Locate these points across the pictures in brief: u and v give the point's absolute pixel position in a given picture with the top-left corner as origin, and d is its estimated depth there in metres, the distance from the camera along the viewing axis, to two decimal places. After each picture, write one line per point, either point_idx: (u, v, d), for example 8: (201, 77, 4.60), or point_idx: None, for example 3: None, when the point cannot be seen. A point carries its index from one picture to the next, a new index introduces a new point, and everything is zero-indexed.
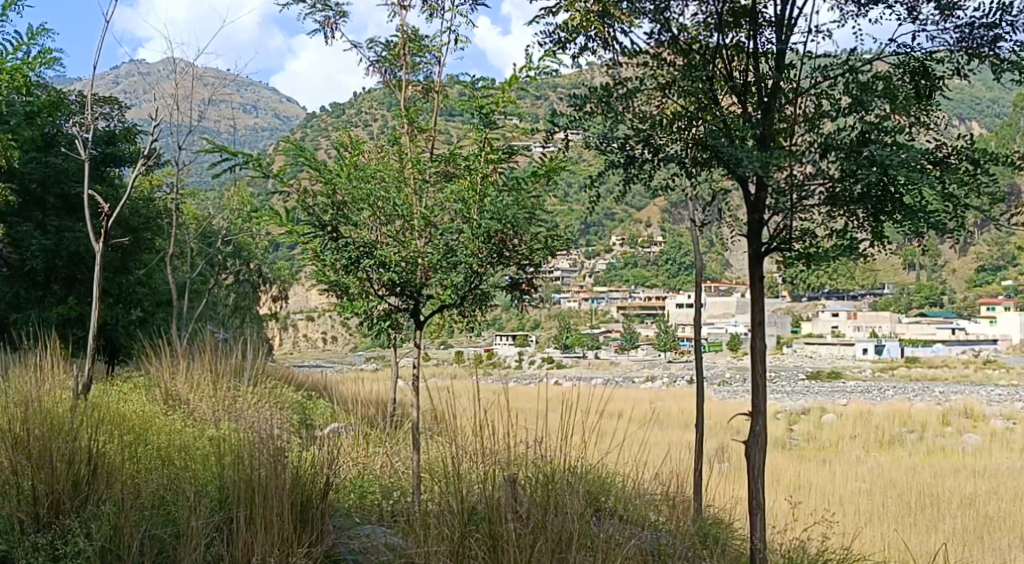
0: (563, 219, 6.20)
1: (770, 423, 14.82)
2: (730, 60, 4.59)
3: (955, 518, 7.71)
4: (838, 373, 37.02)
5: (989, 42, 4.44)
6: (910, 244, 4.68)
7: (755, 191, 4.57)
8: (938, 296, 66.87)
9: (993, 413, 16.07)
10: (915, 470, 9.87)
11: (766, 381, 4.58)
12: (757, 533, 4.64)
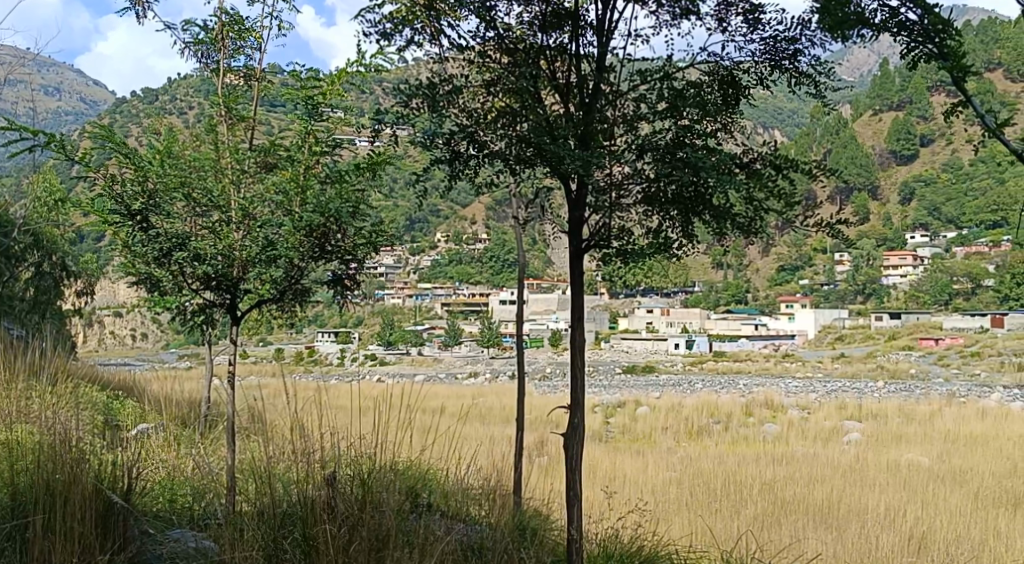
0: (386, 214, 6.13)
1: (587, 416, 15.15)
2: (554, 61, 4.71)
3: (755, 504, 8.13)
4: (651, 367, 38.49)
5: (790, 55, 4.74)
6: (717, 244, 4.93)
7: (576, 189, 4.69)
8: (744, 294, 70.68)
9: (790, 404, 17.07)
10: (719, 459, 10.35)
11: (584, 375, 4.68)
12: (574, 524, 4.74)
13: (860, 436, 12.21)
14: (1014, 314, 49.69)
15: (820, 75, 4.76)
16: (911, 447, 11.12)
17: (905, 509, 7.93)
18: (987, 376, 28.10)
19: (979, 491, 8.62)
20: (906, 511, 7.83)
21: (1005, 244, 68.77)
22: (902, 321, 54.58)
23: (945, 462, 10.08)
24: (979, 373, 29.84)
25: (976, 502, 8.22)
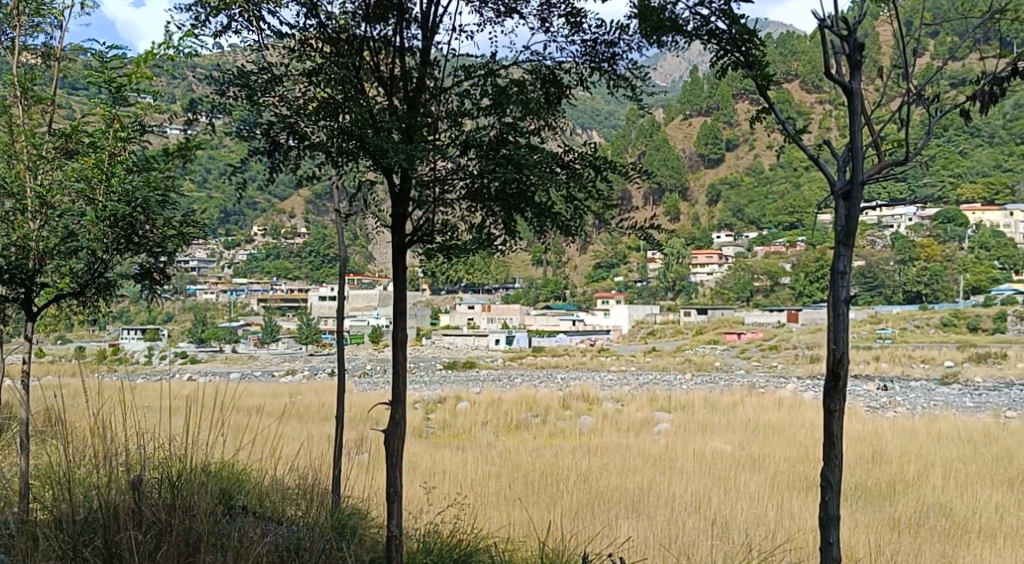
0: (199, 206, 5.88)
1: (408, 413, 15.11)
2: (377, 53, 4.65)
3: (571, 494, 8.32)
4: (471, 362, 38.82)
5: (608, 57, 4.85)
6: (538, 241, 5.02)
7: (399, 184, 4.64)
8: (561, 291, 72.38)
9: (605, 397, 17.59)
10: (536, 452, 10.54)
11: (405, 370, 4.64)
12: (393, 521, 4.70)
13: (668, 426, 12.71)
14: (807, 310, 53.12)
15: (637, 78, 4.87)
16: (715, 436, 11.66)
17: (709, 494, 8.30)
18: (783, 368, 29.92)
19: (777, 476, 9.13)
20: (711, 497, 8.20)
21: (800, 245, 73.42)
22: (708, 316, 57.35)
23: (746, 449, 10.62)
24: (777, 364, 31.76)
25: (773, 486, 8.70)
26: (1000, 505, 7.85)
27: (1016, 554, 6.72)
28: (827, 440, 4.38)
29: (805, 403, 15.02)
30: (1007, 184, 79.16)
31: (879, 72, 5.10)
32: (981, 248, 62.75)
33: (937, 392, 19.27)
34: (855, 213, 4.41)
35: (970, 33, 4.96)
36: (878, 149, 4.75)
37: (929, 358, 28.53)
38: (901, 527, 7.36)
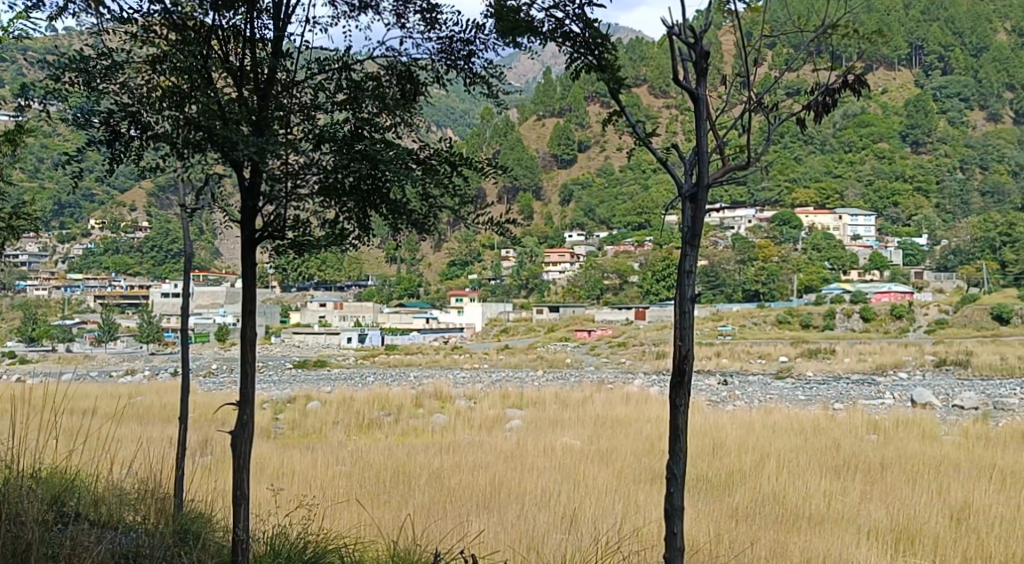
0: (29, 199, 5.56)
1: (255, 413, 14.71)
2: (226, 42, 4.49)
3: (424, 492, 8.28)
4: (323, 361, 38.19)
5: (464, 54, 4.84)
6: (391, 237, 4.98)
7: (249, 177, 4.50)
8: (415, 289, 72.16)
9: (459, 395, 17.57)
10: (388, 450, 10.45)
11: (254, 368, 4.51)
12: (240, 525, 4.55)
13: (520, 422, 12.83)
14: (654, 308, 54.64)
15: (492, 76, 4.89)
16: (564, 432, 11.84)
17: (559, 489, 8.40)
18: (632, 364, 30.78)
19: (624, 469, 9.35)
20: (561, 492, 8.29)
21: (647, 245, 75.46)
22: (560, 314, 58.27)
23: (595, 444, 10.83)
24: (627, 360, 32.63)
25: (622, 479, 8.90)
26: (828, 492, 8.27)
27: (838, 536, 7.10)
28: (673, 434, 4.51)
29: (651, 398, 15.45)
30: (838, 189, 83.68)
31: (719, 80, 5.30)
32: (814, 249, 66.17)
33: (773, 385, 20.18)
34: (701, 215, 4.55)
35: (801, 46, 5.22)
36: (723, 155, 4.90)
37: (767, 354, 29.83)
38: (740, 516, 7.68)
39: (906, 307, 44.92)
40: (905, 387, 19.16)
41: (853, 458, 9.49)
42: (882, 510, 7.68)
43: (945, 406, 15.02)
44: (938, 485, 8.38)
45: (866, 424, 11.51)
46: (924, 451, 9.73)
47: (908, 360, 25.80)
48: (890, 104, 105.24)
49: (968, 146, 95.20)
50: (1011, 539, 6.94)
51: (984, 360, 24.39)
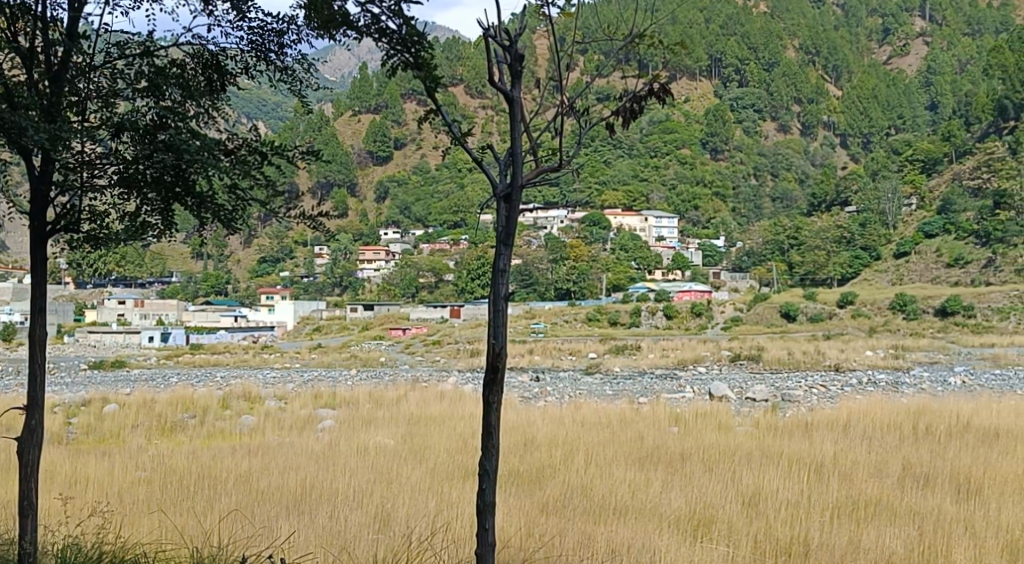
0: None
1: (44, 417, 13.79)
2: (13, 22, 4.18)
3: (232, 497, 8.00)
4: (121, 361, 36.33)
5: (276, 47, 4.73)
6: (196, 232, 4.84)
7: (39, 167, 4.23)
8: (223, 286, 69.72)
9: (268, 395, 17.11)
10: (192, 454, 10.02)
11: (42, 369, 4.24)
12: (27, 535, 4.26)
13: (331, 423, 12.59)
14: (468, 306, 55.08)
15: (304, 69, 4.80)
16: (377, 431, 11.71)
17: (371, 489, 8.30)
18: (445, 362, 30.89)
19: (436, 467, 9.35)
20: (373, 491, 8.22)
21: (462, 243, 75.99)
22: (374, 312, 57.79)
23: (408, 442, 10.78)
24: (440, 358, 32.66)
25: (434, 477, 8.87)
26: (633, 482, 8.56)
27: (641, 525, 7.37)
28: (485, 430, 4.59)
29: (464, 395, 15.60)
30: (644, 192, 86.32)
31: (533, 84, 5.41)
32: (621, 249, 68.53)
33: (582, 381, 20.73)
34: (514, 215, 4.61)
35: (612, 54, 5.37)
36: (536, 156, 5.00)
37: (576, 351, 30.63)
38: (549, 509, 7.81)
39: (704, 305, 47.18)
40: (702, 381, 20.11)
41: (656, 449, 9.86)
42: (683, 498, 8.00)
43: (738, 398, 15.88)
44: (732, 473, 8.83)
45: (668, 417, 11.99)
46: (720, 441, 10.22)
47: (706, 355, 27.11)
48: (692, 113, 110.39)
49: (761, 154, 101.11)
50: (797, 522, 7.39)
51: (774, 355, 25.96)
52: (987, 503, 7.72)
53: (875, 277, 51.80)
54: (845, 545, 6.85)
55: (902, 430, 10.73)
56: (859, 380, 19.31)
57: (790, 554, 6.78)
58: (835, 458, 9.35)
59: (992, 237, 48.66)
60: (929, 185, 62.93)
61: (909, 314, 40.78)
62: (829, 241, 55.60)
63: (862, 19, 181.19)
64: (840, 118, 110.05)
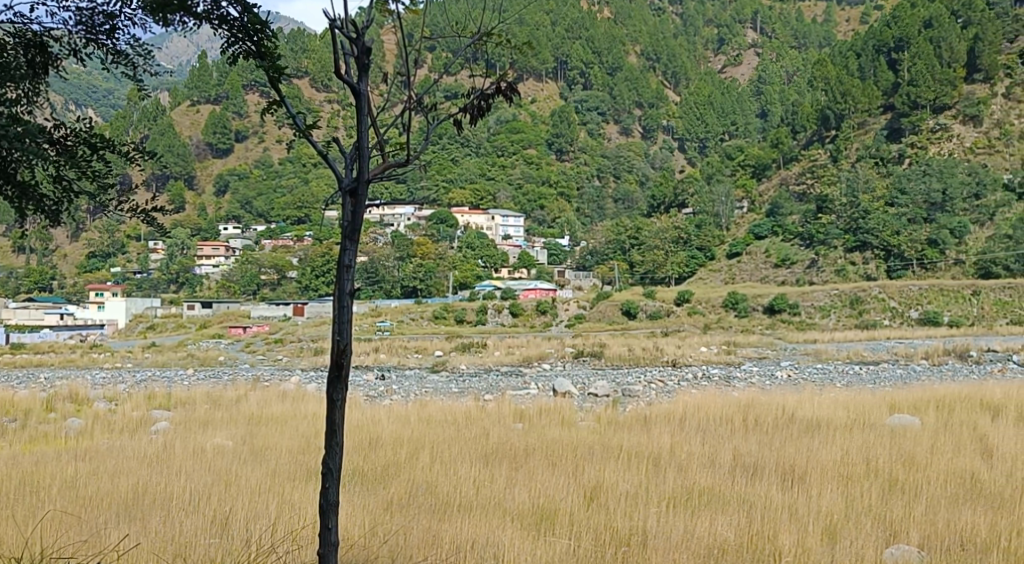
0: None
1: None
2: None
3: (56, 503, 7.62)
4: None
5: (106, 29, 4.84)
6: (19, 227, 4.75)
7: None
8: (47, 282, 66.02)
9: (96, 396, 16.35)
10: (16, 460, 9.43)
11: None
12: None
13: (166, 424, 12.13)
14: (312, 304, 54.12)
15: (137, 55, 4.94)
16: (214, 432, 11.35)
17: (208, 490, 8.04)
18: (288, 361, 30.21)
19: (278, 468, 9.14)
20: (211, 493, 7.97)
21: (306, 239, 74.55)
22: (212, 310, 56.06)
23: (248, 443, 10.49)
24: (281, 357, 31.92)
25: (275, 478, 8.66)
26: (478, 478, 8.57)
27: (485, 520, 7.41)
28: (330, 429, 4.79)
29: (307, 395, 15.27)
30: (490, 191, 86.96)
31: (381, 78, 5.41)
32: (468, 248, 68.82)
33: (427, 379, 20.68)
34: (360, 208, 4.69)
35: (458, 49, 5.42)
36: (384, 150, 5.03)
37: (422, 349, 30.55)
38: (392, 508, 7.75)
39: (549, 303, 47.93)
40: (546, 378, 20.40)
41: (501, 446, 9.92)
42: (526, 493, 8.07)
43: (581, 394, 16.16)
44: (575, 467, 8.98)
45: (512, 414, 12.08)
46: (564, 436, 10.36)
47: (550, 353, 27.47)
48: (538, 114, 111.87)
49: (604, 156, 103.36)
50: (634, 513, 7.59)
51: (615, 352, 26.58)
52: (810, 488, 8.13)
53: (709, 277, 53.94)
54: (682, 533, 7.07)
55: (733, 422, 11.18)
56: (694, 374, 20.10)
57: (629, 544, 6.94)
58: (671, 451, 9.64)
59: (816, 239, 51.39)
60: (759, 189, 65.90)
61: (741, 312, 42.58)
62: (668, 241, 57.47)
63: (698, 27, 187.87)
64: (679, 123, 113.68)
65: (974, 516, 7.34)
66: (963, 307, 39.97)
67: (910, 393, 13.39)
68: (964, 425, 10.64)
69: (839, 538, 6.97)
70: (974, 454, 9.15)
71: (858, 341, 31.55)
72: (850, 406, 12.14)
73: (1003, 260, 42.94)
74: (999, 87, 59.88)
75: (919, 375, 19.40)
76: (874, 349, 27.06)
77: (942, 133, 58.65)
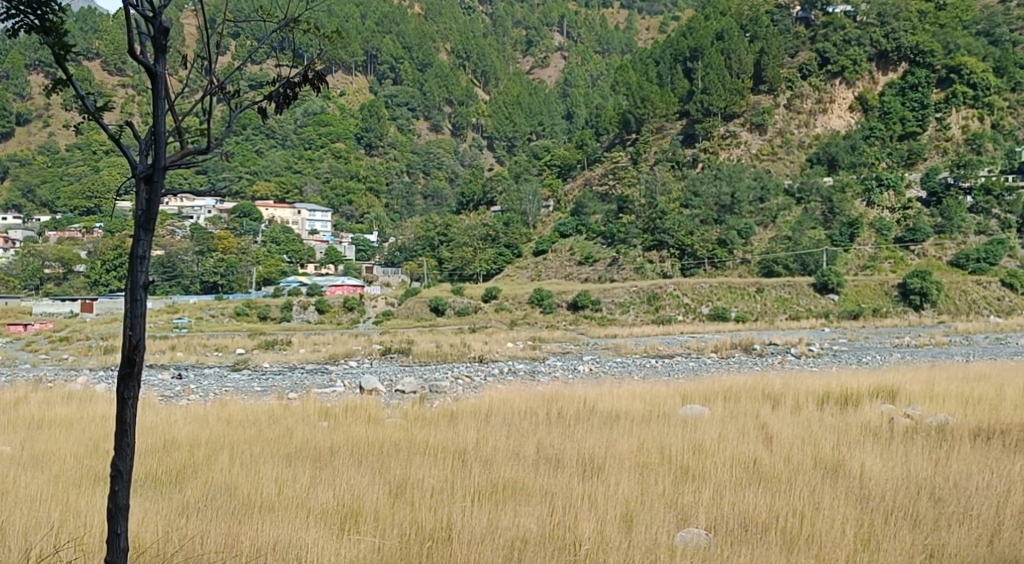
0: None
1: None
2: None
3: None
4: None
5: None
6: None
7: None
8: None
9: None
10: None
11: None
12: None
13: None
14: (102, 300, 51.29)
15: None
16: None
17: None
18: (74, 360, 28.50)
19: (62, 474, 8.59)
20: None
21: (97, 232, 70.50)
22: None
23: (28, 448, 9.84)
24: (66, 356, 30.08)
25: (58, 485, 8.15)
26: (279, 479, 8.36)
27: (288, 520, 7.25)
28: (122, 426, 4.80)
29: (96, 396, 14.50)
30: (297, 184, 84.96)
31: (181, 59, 5.31)
32: (273, 242, 67.05)
33: (227, 378, 20.04)
34: (156, 196, 4.73)
35: (265, 35, 5.33)
36: (182, 136, 5.00)
37: (223, 346, 29.52)
38: (189, 511, 7.47)
39: (356, 299, 47.45)
40: (353, 374, 20.27)
41: (305, 445, 9.72)
42: (329, 492, 7.96)
43: (388, 391, 16.14)
44: (380, 465, 8.92)
45: (317, 412, 11.89)
46: (370, 434, 10.28)
47: (356, 350, 27.16)
48: (346, 107, 110.39)
49: (413, 152, 103.22)
50: (439, 507, 7.65)
51: (422, 348, 26.64)
52: (607, 478, 8.42)
53: (516, 273, 54.96)
54: (485, 527, 7.15)
55: (536, 416, 11.42)
56: (500, 370, 20.49)
57: (434, 539, 6.99)
58: (477, 444, 9.76)
59: (617, 238, 53.29)
60: (564, 189, 67.63)
61: (546, 308, 43.57)
62: (476, 238, 58.10)
63: (507, 28, 190.85)
64: (488, 122, 114.69)
65: (756, 498, 7.83)
66: (748, 303, 42.41)
67: (700, 384, 14.15)
68: (748, 414, 11.33)
69: (635, 524, 7.26)
70: (757, 440, 9.76)
71: (655, 336, 32.99)
72: (647, 397, 12.71)
73: (783, 260, 46.18)
74: (781, 98, 63.81)
75: (708, 368, 20.58)
76: (671, 344, 28.28)
77: (731, 140, 61.90)
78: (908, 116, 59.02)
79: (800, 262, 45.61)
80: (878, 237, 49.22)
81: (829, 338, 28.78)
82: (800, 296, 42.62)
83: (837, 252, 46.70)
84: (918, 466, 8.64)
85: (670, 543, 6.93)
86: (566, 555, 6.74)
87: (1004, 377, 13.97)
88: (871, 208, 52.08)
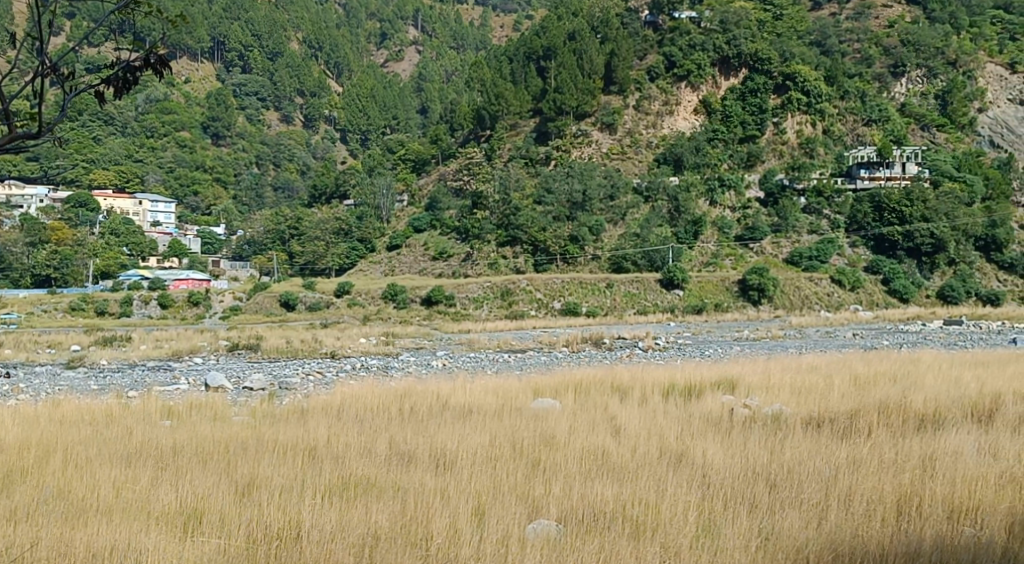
0: None
1: None
2: None
3: None
4: None
5: None
6: None
7: None
8: None
9: None
10: None
11: None
12: None
13: None
14: None
15: None
16: None
17: None
18: None
19: None
20: None
21: None
22: None
23: None
24: None
25: None
26: (118, 480, 8.03)
27: (129, 524, 6.96)
28: None
29: None
30: (138, 173, 81.47)
31: (11, 36, 5.00)
32: (112, 233, 63.99)
33: (63, 375, 19.09)
34: None
35: (102, 17, 5.05)
36: (11, 121, 4.72)
37: (57, 343, 28.04)
38: (18, 517, 7.07)
39: (202, 294, 46.02)
40: (197, 371, 19.63)
41: (146, 445, 9.34)
42: (173, 492, 7.69)
43: (235, 388, 15.68)
44: (227, 464, 8.66)
45: (158, 411, 11.44)
46: (216, 432, 9.99)
47: (201, 346, 26.32)
48: (192, 95, 106.68)
49: (262, 143, 100.82)
50: (288, 505, 7.49)
51: (271, 344, 26.10)
52: (460, 473, 8.41)
53: (369, 268, 54.47)
54: (335, 525, 7.04)
55: (389, 412, 11.30)
56: (352, 365, 20.14)
57: (281, 538, 6.86)
58: (327, 442, 9.61)
59: (470, 233, 53.48)
60: (418, 184, 67.33)
61: (399, 303, 43.35)
62: (328, 232, 57.15)
63: (362, 19, 188.59)
64: (341, 113, 112.98)
65: (603, 488, 8.00)
66: (598, 299, 43.36)
67: (551, 378, 14.30)
68: (598, 406, 11.57)
69: (486, 517, 7.29)
70: (606, 432, 9.95)
71: (507, 331, 33.33)
72: (498, 392, 12.75)
73: (631, 256, 47.61)
74: (631, 99, 65.27)
75: (559, 362, 20.87)
76: (522, 338, 28.61)
77: (582, 139, 62.93)
78: (748, 119, 61.53)
79: (647, 259, 47.34)
80: (720, 236, 51.30)
81: (671, 332, 29.81)
82: (648, 292, 43.81)
83: (682, 250, 48.50)
84: (758, 454, 9.01)
85: (521, 535, 7.00)
86: (417, 550, 6.72)
87: (834, 368, 14.80)
88: (714, 207, 54.19)
